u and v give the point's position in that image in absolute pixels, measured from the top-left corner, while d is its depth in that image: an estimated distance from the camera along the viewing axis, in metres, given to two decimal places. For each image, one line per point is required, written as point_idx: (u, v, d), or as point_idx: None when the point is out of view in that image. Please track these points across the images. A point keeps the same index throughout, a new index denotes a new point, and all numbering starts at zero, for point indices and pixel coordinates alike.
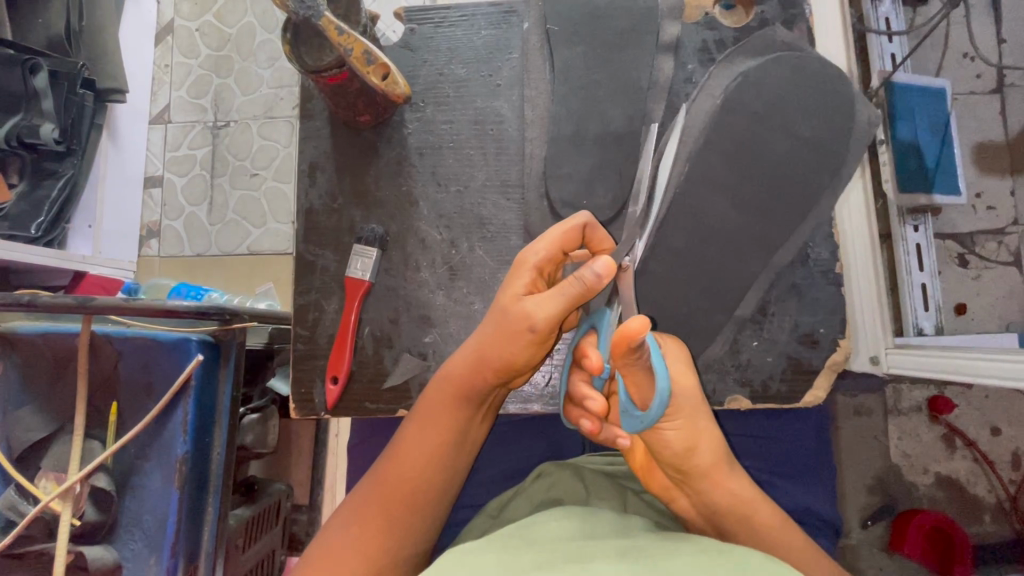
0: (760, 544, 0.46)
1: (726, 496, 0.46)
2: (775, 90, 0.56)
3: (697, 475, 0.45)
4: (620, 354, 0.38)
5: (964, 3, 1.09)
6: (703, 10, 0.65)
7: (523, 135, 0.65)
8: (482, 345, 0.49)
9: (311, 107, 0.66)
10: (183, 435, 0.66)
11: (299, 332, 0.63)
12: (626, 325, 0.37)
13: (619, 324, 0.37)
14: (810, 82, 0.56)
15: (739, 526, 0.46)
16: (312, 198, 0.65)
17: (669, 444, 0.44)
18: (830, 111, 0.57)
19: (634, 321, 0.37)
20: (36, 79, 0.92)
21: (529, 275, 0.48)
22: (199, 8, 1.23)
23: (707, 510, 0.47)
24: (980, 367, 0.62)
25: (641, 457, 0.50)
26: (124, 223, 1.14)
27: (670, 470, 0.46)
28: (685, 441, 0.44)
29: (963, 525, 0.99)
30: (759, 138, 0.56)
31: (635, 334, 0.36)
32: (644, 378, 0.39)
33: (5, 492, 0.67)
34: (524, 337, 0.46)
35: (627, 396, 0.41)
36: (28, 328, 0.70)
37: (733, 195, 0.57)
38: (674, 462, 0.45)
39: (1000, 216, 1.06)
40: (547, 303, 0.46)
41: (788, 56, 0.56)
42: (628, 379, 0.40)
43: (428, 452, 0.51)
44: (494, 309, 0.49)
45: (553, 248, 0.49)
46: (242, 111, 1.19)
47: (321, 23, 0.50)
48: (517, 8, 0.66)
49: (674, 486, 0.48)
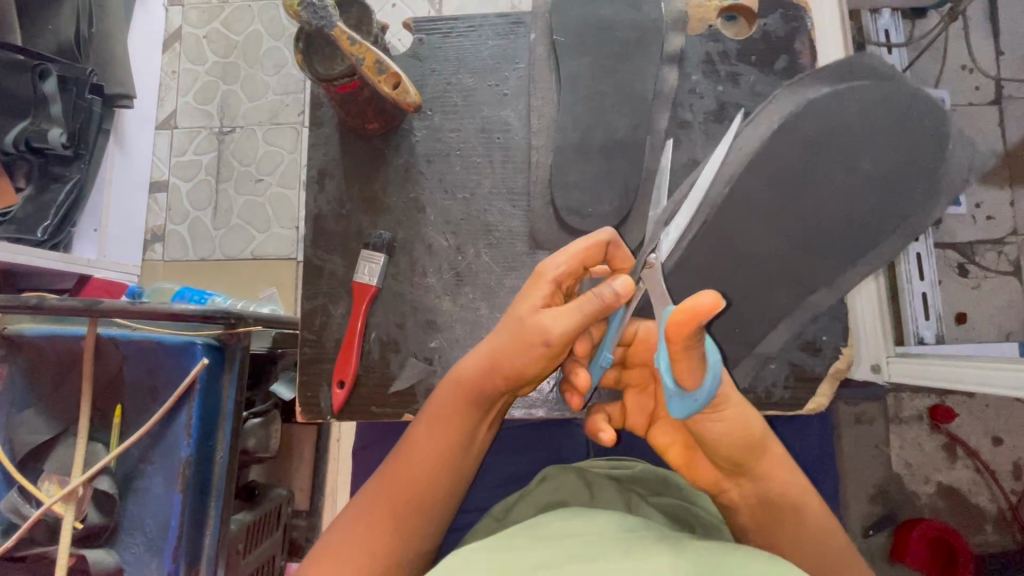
0: (801, 541, 0.46)
1: (777, 487, 0.45)
2: (845, 118, 0.52)
3: (753, 465, 0.44)
4: (680, 337, 0.35)
5: (962, 17, 1.10)
6: (707, 22, 0.66)
7: (530, 144, 0.65)
8: (495, 353, 0.49)
9: (320, 114, 0.67)
10: (187, 438, 0.67)
11: (306, 336, 0.64)
12: (697, 300, 0.34)
13: (679, 303, 0.34)
14: (887, 122, 0.52)
15: (789, 517, 0.45)
16: (321, 203, 0.66)
17: (723, 438, 0.42)
18: (908, 147, 0.52)
19: (709, 297, 0.34)
20: (46, 84, 0.93)
21: (548, 287, 0.49)
22: (207, 16, 1.25)
23: (758, 501, 0.46)
24: (980, 377, 0.63)
25: (682, 448, 0.49)
26: (129, 226, 1.15)
27: (720, 462, 0.45)
28: (743, 434, 0.42)
29: (965, 535, 0.99)
30: (809, 170, 0.53)
31: (708, 313, 0.33)
32: (697, 363, 0.36)
33: (8, 494, 0.67)
34: (537, 350, 0.46)
35: (676, 382, 0.38)
36: (33, 330, 0.71)
37: (771, 224, 0.55)
38: (726, 451, 0.43)
39: (999, 227, 1.06)
40: (566, 318, 0.46)
41: (877, 85, 0.52)
42: (681, 365, 0.37)
43: (433, 453, 0.51)
44: (511, 318, 0.49)
45: (573, 262, 0.49)
46: (248, 118, 1.20)
47: (333, 33, 0.51)
48: (524, 19, 0.67)
49: (721, 476, 0.47)
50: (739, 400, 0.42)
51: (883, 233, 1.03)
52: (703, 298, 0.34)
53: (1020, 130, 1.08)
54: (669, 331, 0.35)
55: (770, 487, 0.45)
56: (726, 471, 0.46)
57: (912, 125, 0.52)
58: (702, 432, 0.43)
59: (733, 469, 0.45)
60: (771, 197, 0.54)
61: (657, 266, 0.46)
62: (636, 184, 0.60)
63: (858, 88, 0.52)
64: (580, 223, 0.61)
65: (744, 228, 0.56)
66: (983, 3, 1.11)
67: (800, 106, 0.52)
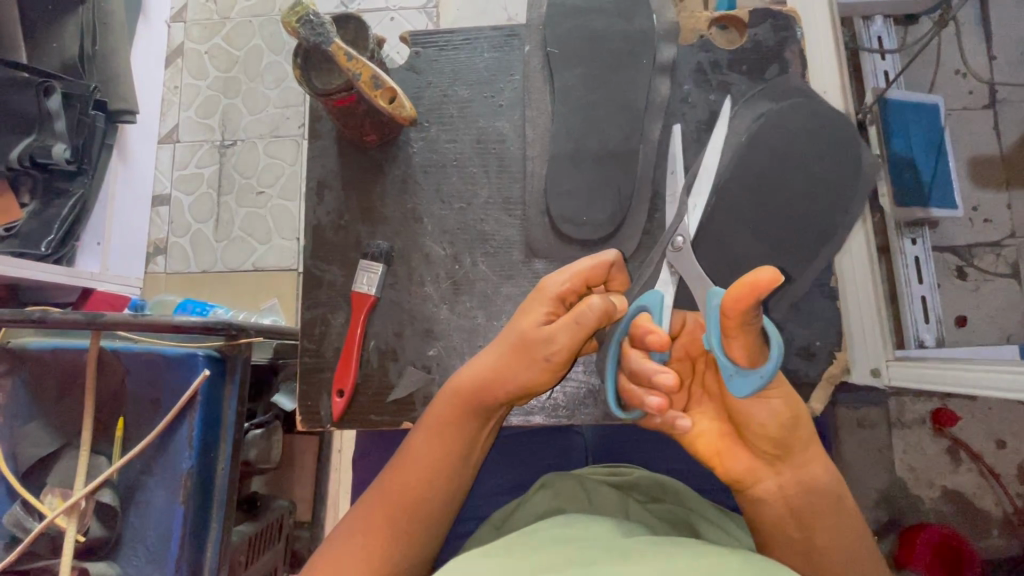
0: (835, 541, 0.45)
1: (817, 480, 0.44)
2: (794, 126, 0.58)
3: (796, 449, 0.44)
4: (736, 313, 0.35)
5: (953, 22, 1.12)
6: (698, 33, 0.67)
7: (525, 154, 0.66)
8: (496, 368, 0.49)
9: (318, 127, 0.68)
10: (189, 449, 0.67)
11: (306, 346, 0.64)
12: (755, 276, 0.34)
13: (735, 284, 0.35)
14: (819, 131, 0.59)
15: (822, 511, 0.45)
16: (320, 215, 0.67)
17: (769, 418, 0.42)
18: (846, 154, 0.58)
19: (765, 273, 0.33)
20: (51, 101, 0.94)
21: (550, 303, 0.49)
22: (209, 32, 1.27)
23: (799, 493, 0.44)
24: (980, 379, 0.62)
25: (714, 441, 0.46)
26: (133, 239, 1.16)
27: (764, 445, 0.44)
28: (787, 416, 0.42)
29: (972, 540, 0.98)
30: (777, 178, 0.58)
31: (763, 289, 0.34)
32: (754, 337, 0.37)
33: (11, 508, 0.67)
34: (539, 364, 0.48)
35: (730, 359, 0.40)
36: (37, 344, 0.71)
37: (758, 227, 0.58)
38: (773, 431, 0.42)
39: (997, 229, 1.07)
40: (567, 334, 0.47)
41: (808, 104, 0.59)
42: (736, 341, 0.38)
43: (432, 464, 0.51)
44: (512, 333, 0.49)
45: (577, 280, 0.49)
46: (249, 131, 1.22)
47: (331, 49, 0.53)
48: (519, 32, 0.68)
49: (760, 465, 0.45)
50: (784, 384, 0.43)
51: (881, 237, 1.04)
52: (757, 275, 0.34)
53: (1015, 133, 1.09)
54: (723, 306, 0.36)
55: (810, 476, 0.44)
56: (767, 458, 0.44)
57: (845, 130, 0.59)
58: (748, 412, 0.43)
59: (775, 456, 0.44)
60: (748, 196, 0.57)
61: (684, 248, 0.53)
62: (630, 192, 0.61)
63: (797, 107, 0.59)
64: (574, 232, 0.62)
65: (736, 233, 0.57)
66: (974, 7, 1.13)
67: (759, 121, 0.58)
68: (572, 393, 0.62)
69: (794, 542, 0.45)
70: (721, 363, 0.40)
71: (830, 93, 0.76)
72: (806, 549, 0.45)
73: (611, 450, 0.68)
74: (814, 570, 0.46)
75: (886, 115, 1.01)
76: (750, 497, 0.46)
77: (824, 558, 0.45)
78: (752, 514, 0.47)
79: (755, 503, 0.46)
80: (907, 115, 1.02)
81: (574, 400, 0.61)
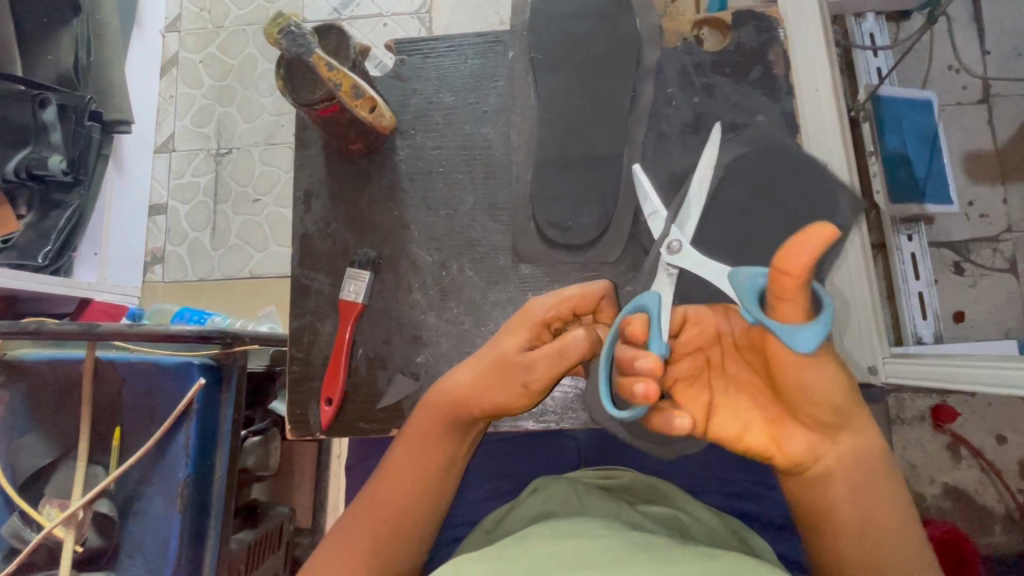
0: (887, 507, 0.46)
1: (870, 445, 0.45)
2: (754, 146, 0.62)
3: (851, 417, 0.44)
4: (796, 271, 0.33)
5: (945, 18, 1.12)
6: (682, 36, 0.67)
7: (511, 159, 0.66)
8: (473, 387, 0.50)
9: (306, 136, 0.68)
10: (186, 458, 0.67)
11: (295, 354, 0.65)
12: (813, 233, 0.32)
13: (791, 240, 0.33)
14: (794, 155, 0.60)
15: (878, 476, 0.45)
16: (307, 224, 0.67)
17: (829, 387, 0.41)
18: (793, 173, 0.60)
19: (823, 226, 0.32)
20: (46, 113, 0.95)
21: (532, 328, 0.50)
22: (202, 41, 1.28)
23: (853, 462, 0.44)
24: (977, 375, 0.61)
25: (765, 427, 0.43)
26: (129, 249, 1.17)
27: (822, 419, 0.43)
28: (841, 386, 0.41)
29: (974, 537, 0.97)
30: (739, 198, 0.60)
31: (823, 240, 0.32)
32: (807, 293, 0.36)
33: (9, 520, 0.67)
34: (517, 389, 0.48)
35: (782, 321, 0.38)
36: (33, 356, 0.72)
37: (728, 242, 0.59)
38: (829, 402, 0.42)
39: (993, 224, 1.06)
40: (545, 364, 0.48)
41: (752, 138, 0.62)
42: (788, 303, 0.36)
43: (409, 478, 0.51)
44: (494, 352, 0.50)
45: (562, 306, 0.51)
46: (243, 139, 1.22)
47: (312, 59, 0.53)
48: (503, 38, 0.68)
49: (819, 442, 0.43)
50: (828, 353, 0.41)
51: (876, 233, 1.04)
52: (815, 229, 0.32)
53: (1009, 127, 1.09)
54: (778, 263, 0.34)
55: (863, 442, 0.44)
56: (824, 432, 0.43)
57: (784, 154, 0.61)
58: (802, 390, 0.41)
59: (832, 428, 0.43)
60: (720, 217, 0.59)
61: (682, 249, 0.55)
62: (615, 197, 0.62)
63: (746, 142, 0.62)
64: (560, 237, 0.62)
65: (708, 249, 0.59)
66: (967, 2, 1.12)
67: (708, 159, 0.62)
68: (561, 398, 0.62)
69: (854, 511, 0.45)
70: (772, 330, 0.39)
71: (821, 91, 0.75)
72: (870, 517, 0.45)
73: (602, 452, 0.68)
74: (881, 539, 0.45)
75: (879, 112, 1.01)
76: (809, 475, 0.45)
77: (886, 527, 0.45)
78: (810, 491, 0.46)
79: (816, 481, 0.45)
80: (900, 111, 1.02)
81: (562, 405, 0.62)
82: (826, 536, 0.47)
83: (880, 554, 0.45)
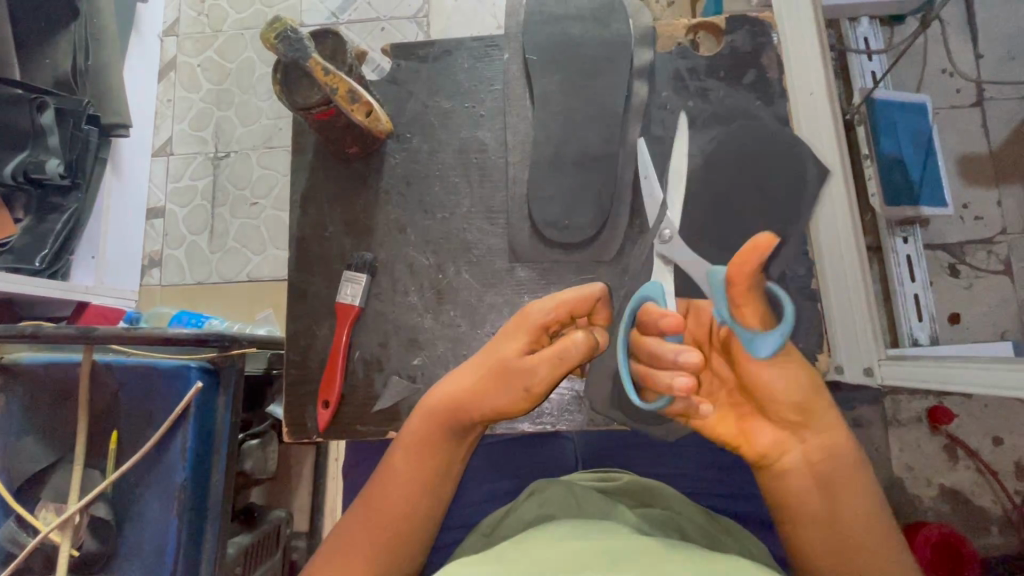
0: (858, 517, 0.45)
1: (841, 446, 0.45)
2: (750, 146, 0.63)
3: (819, 418, 0.45)
4: (740, 276, 0.40)
5: (939, 21, 1.13)
6: (676, 40, 0.67)
7: (507, 162, 0.67)
8: (472, 392, 0.50)
9: (303, 140, 0.68)
10: (183, 461, 0.67)
11: (291, 358, 0.65)
12: (755, 241, 0.39)
13: (737, 251, 0.40)
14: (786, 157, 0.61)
15: (851, 482, 0.45)
16: (304, 227, 0.67)
17: (789, 383, 0.44)
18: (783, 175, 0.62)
19: (762, 239, 0.38)
20: (43, 117, 0.95)
21: (532, 332, 0.51)
22: (200, 45, 1.28)
23: (823, 464, 0.45)
24: (972, 376, 0.61)
25: (733, 417, 0.47)
26: (127, 252, 1.17)
27: (785, 414, 0.45)
28: (804, 383, 0.44)
29: (971, 539, 0.98)
30: None
31: (763, 249, 0.38)
32: (757, 297, 0.42)
33: (5, 523, 0.67)
34: (518, 394, 0.49)
35: (742, 324, 0.43)
36: (31, 359, 0.72)
37: (721, 243, 0.60)
38: (791, 399, 0.44)
39: (987, 226, 1.07)
40: (547, 368, 0.48)
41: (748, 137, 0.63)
42: (744, 307, 0.43)
43: (407, 486, 0.51)
44: (492, 358, 0.51)
45: (560, 309, 0.51)
46: (241, 142, 1.23)
47: (309, 64, 0.54)
48: (499, 42, 0.68)
49: (785, 438, 0.45)
50: (794, 355, 0.45)
51: (871, 235, 1.05)
52: (757, 240, 0.39)
53: (1003, 130, 1.10)
54: (728, 272, 0.41)
55: (832, 445, 0.45)
56: (790, 429, 0.45)
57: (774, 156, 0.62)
58: (760, 384, 0.44)
59: (798, 427, 0.45)
60: (714, 218, 0.60)
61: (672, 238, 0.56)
62: (611, 199, 0.62)
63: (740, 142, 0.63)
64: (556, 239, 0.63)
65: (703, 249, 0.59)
66: (960, 6, 1.13)
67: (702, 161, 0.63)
68: (558, 400, 0.62)
69: (823, 512, 0.45)
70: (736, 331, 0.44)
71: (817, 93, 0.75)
72: (837, 523, 0.45)
73: (599, 454, 0.68)
74: (848, 543, 0.45)
75: (873, 116, 1.02)
76: (779, 473, 0.46)
77: (856, 535, 0.45)
78: (781, 489, 0.46)
79: (785, 479, 0.46)
80: (895, 114, 1.03)
81: (559, 407, 0.62)
82: (791, 534, 0.47)
83: (851, 563, 0.45)
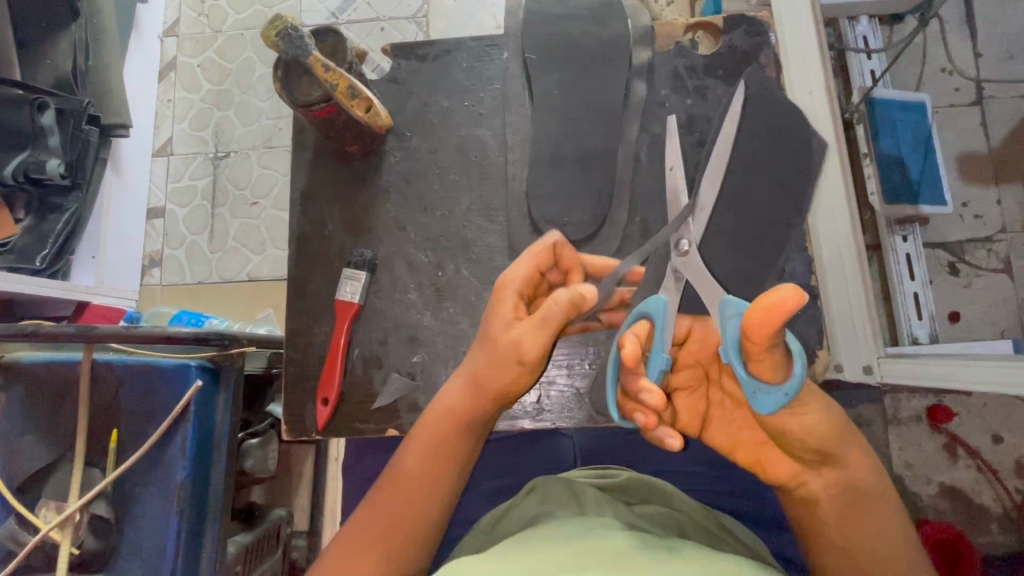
0: (881, 543, 0.44)
1: (860, 477, 0.43)
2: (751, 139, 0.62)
3: (841, 453, 0.42)
4: (759, 335, 0.34)
5: (937, 20, 1.13)
6: (674, 39, 0.68)
7: (506, 160, 0.67)
8: (474, 373, 0.51)
9: (302, 138, 0.68)
10: (183, 460, 0.67)
11: (291, 355, 0.65)
12: (779, 297, 0.32)
13: (757, 304, 0.33)
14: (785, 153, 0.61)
15: (870, 509, 0.44)
16: (304, 225, 0.67)
17: (805, 429, 0.40)
18: None
19: (788, 298, 0.32)
20: (44, 117, 0.95)
21: (513, 300, 0.50)
22: (200, 45, 1.28)
23: (841, 495, 0.44)
24: (973, 374, 0.61)
25: (752, 446, 0.45)
26: (127, 252, 1.17)
27: (804, 453, 0.42)
28: (823, 425, 0.40)
29: (972, 537, 0.98)
30: None
31: (787, 309, 0.32)
32: (776, 354, 0.36)
33: (6, 522, 0.67)
34: (513, 369, 0.49)
35: (750, 375, 0.38)
36: (31, 358, 0.72)
37: None
38: (811, 441, 0.41)
39: (987, 225, 1.07)
40: (533, 334, 0.48)
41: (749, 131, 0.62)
42: (760, 362, 0.37)
43: (422, 488, 0.51)
44: (485, 337, 0.51)
45: (532, 271, 0.51)
46: (241, 142, 1.23)
47: (309, 61, 0.54)
48: (498, 41, 0.69)
49: (802, 470, 0.43)
50: (813, 392, 0.40)
51: (871, 234, 1.05)
52: (781, 297, 0.32)
53: (1002, 128, 1.10)
54: (745, 327, 0.34)
55: (853, 476, 0.43)
56: (808, 464, 0.43)
57: None
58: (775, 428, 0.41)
59: (816, 462, 0.43)
60: None
61: (691, 253, 0.51)
62: (610, 196, 0.62)
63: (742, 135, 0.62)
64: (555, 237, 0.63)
65: None
66: (959, 5, 1.13)
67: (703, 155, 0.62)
68: (557, 397, 0.62)
69: (841, 540, 0.45)
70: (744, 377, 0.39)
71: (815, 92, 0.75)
72: (857, 550, 0.45)
73: (598, 451, 0.68)
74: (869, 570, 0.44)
75: (872, 115, 1.03)
76: (797, 497, 0.45)
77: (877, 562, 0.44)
78: (800, 511, 0.46)
79: (804, 504, 0.45)
80: (893, 113, 1.03)
81: (558, 404, 0.62)
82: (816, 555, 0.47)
83: None
